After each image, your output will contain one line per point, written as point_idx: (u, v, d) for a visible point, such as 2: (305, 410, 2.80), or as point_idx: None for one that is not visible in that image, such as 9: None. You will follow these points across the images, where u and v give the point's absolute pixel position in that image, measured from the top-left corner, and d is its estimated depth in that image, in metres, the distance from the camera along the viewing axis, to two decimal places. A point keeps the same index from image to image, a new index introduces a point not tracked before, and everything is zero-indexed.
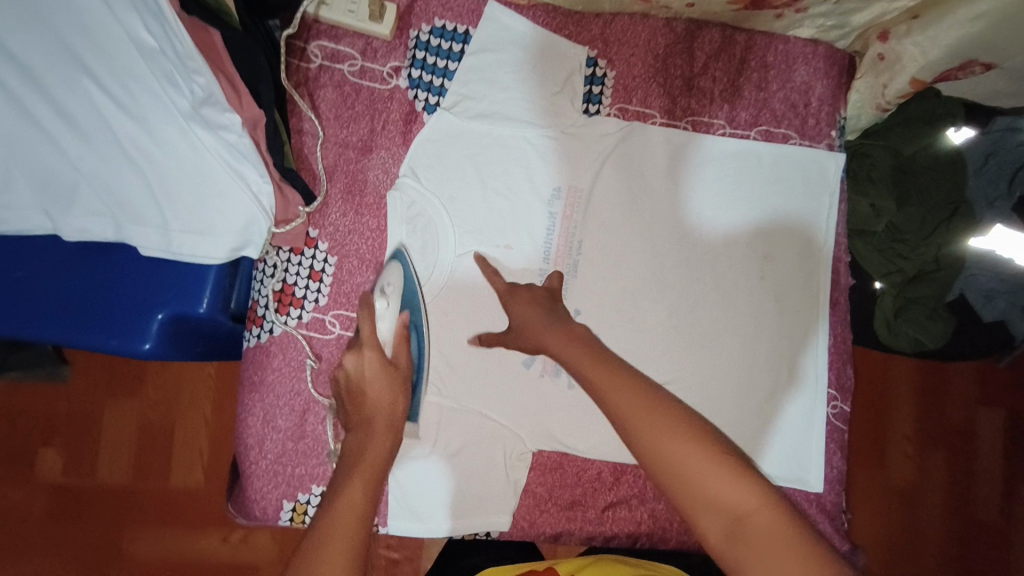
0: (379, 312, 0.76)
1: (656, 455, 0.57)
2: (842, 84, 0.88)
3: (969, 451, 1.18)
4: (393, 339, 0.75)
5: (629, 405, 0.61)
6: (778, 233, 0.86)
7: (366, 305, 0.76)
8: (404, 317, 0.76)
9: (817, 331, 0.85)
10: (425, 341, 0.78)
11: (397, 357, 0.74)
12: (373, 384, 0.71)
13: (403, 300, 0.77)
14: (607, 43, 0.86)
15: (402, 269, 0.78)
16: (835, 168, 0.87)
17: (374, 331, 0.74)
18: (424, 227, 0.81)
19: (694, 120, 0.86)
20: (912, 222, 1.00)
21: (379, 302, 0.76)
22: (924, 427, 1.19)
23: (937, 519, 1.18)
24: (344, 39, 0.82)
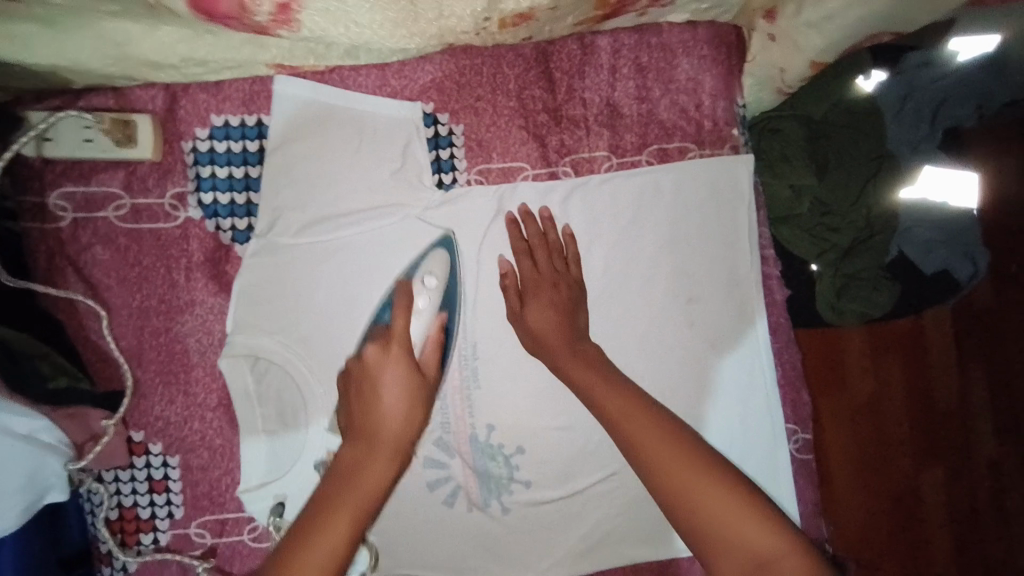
0: (417, 306, 0.63)
1: (663, 473, 0.53)
2: (733, 69, 0.73)
3: (918, 349, 1.01)
4: (426, 343, 0.62)
5: (636, 426, 0.57)
6: (699, 270, 0.73)
7: (404, 294, 0.63)
8: (441, 320, 0.64)
9: (763, 367, 0.74)
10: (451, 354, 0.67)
11: (427, 365, 0.62)
12: (390, 378, 0.59)
13: (443, 298, 0.64)
14: (444, 90, 0.67)
15: (448, 259, 0.65)
16: (747, 174, 0.73)
17: (408, 328, 0.62)
18: (280, 389, 0.65)
19: (573, 160, 0.71)
20: (837, 191, 0.88)
21: (418, 296, 0.63)
22: (872, 336, 1.01)
23: (905, 430, 1.00)
24: (95, 176, 0.62)
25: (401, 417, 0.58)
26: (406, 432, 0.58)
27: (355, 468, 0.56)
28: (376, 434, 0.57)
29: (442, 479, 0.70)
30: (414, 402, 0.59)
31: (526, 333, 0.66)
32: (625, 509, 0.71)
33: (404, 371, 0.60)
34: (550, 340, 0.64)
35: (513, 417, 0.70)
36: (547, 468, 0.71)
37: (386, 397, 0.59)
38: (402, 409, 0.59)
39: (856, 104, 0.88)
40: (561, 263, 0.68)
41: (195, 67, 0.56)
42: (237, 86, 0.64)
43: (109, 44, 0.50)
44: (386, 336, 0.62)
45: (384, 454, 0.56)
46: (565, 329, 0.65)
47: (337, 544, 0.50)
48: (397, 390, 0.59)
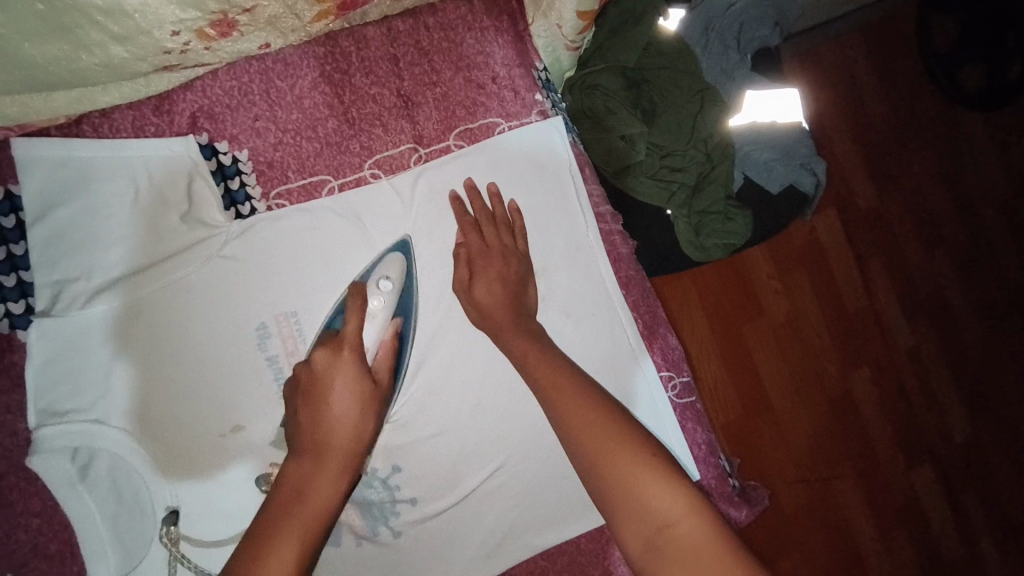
0: (372, 310, 0.62)
1: (589, 453, 0.52)
2: (519, 36, 0.71)
3: (817, 258, 1.03)
4: (380, 349, 0.62)
5: (563, 397, 0.57)
6: (537, 241, 0.71)
7: (355, 296, 0.62)
8: (396, 326, 0.63)
9: (624, 321, 0.74)
10: (405, 352, 0.66)
11: (379, 371, 0.61)
12: (340, 385, 0.57)
13: (397, 302, 0.64)
14: (217, 117, 0.63)
15: (404, 262, 0.65)
16: (561, 137, 0.72)
17: (361, 325, 0.61)
18: (109, 473, 0.59)
19: (377, 160, 0.67)
20: (669, 130, 0.89)
21: (375, 299, 0.63)
22: (772, 256, 1.02)
23: (823, 338, 1.02)
24: None
25: (349, 421, 0.56)
26: (360, 429, 0.57)
27: (304, 483, 0.53)
28: (326, 445, 0.55)
29: None
30: (366, 404, 0.58)
31: (472, 307, 0.65)
32: (519, 501, 0.69)
33: (354, 376, 0.58)
34: (499, 320, 0.63)
35: (380, 437, 0.67)
36: (428, 480, 0.68)
37: (337, 395, 0.57)
38: (353, 408, 0.57)
39: (664, 45, 0.90)
40: (508, 237, 0.67)
41: None
42: None
43: None
44: (335, 341, 0.60)
45: (335, 463, 0.55)
46: (510, 303, 0.64)
47: (296, 551, 0.49)
48: (348, 400, 0.57)
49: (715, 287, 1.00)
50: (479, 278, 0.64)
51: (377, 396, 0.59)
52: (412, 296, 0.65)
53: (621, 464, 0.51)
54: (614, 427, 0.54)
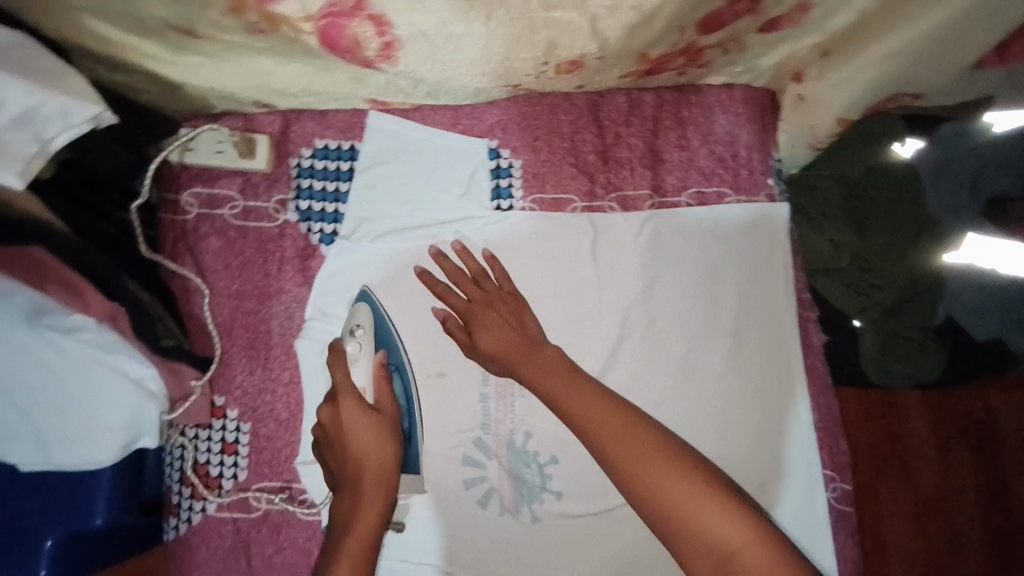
0: (351, 356, 0.71)
1: (632, 470, 0.58)
2: (766, 126, 0.80)
3: (988, 438, 0.98)
4: (372, 388, 0.70)
5: (599, 425, 0.62)
6: (732, 304, 0.79)
7: (336, 353, 0.71)
8: (381, 358, 0.71)
9: (797, 406, 0.78)
10: (410, 389, 0.73)
11: (380, 404, 0.70)
12: (355, 426, 0.68)
13: (375, 343, 0.72)
14: (508, 131, 0.78)
15: (370, 311, 0.72)
16: (782, 221, 0.79)
17: (346, 377, 0.70)
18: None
19: (619, 197, 0.79)
20: (878, 249, 0.91)
21: (351, 345, 0.71)
22: (937, 419, 0.99)
23: (972, 523, 0.97)
24: (219, 181, 0.75)
25: (377, 453, 0.67)
26: (383, 454, 0.68)
27: (356, 506, 0.65)
28: (360, 464, 0.67)
29: (479, 479, 0.75)
30: (379, 433, 0.68)
31: (482, 357, 0.72)
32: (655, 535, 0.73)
33: (360, 415, 0.68)
34: (512, 361, 0.69)
35: (552, 427, 0.75)
36: (581, 483, 0.74)
37: (357, 435, 0.67)
38: (371, 443, 0.67)
39: (895, 170, 0.91)
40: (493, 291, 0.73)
41: (309, 97, 0.67)
42: (340, 116, 0.76)
43: (251, 74, 0.62)
44: (334, 398, 0.69)
45: (374, 484, 0.66)
46: (516, 346, 0.70)
47: (353, 569, 0.61)
48: (357, 430, 0.67)
49: (866, 428, 1.00)
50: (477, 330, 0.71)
51: (387, 425, 0.69)
52: (391, 333, 0.73)
53: (665, 490, 0.56)
54: (661, 452, 0.58)
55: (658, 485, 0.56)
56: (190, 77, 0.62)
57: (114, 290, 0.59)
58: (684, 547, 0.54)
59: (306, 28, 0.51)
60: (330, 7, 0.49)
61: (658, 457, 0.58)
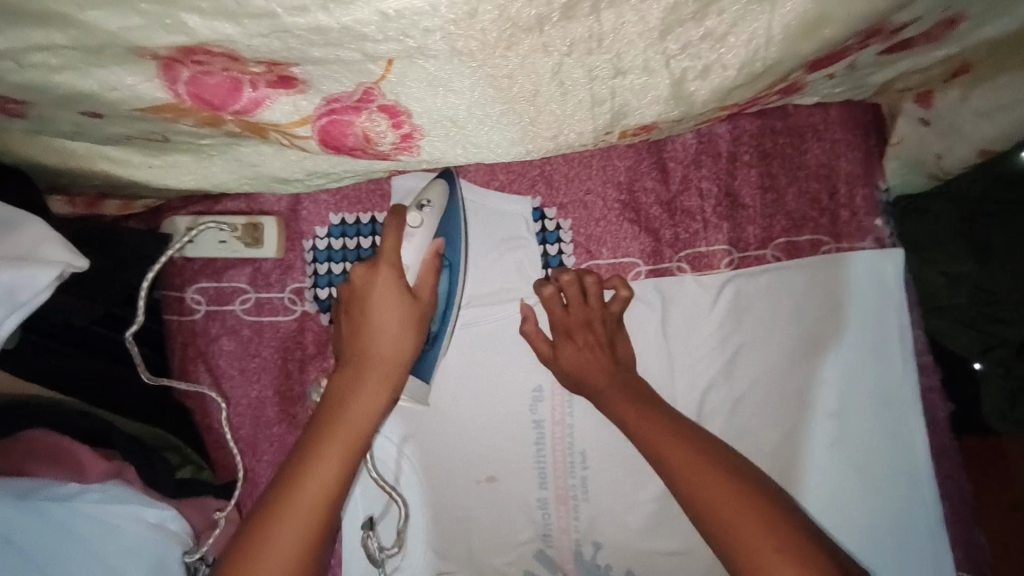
0: (411, 228, 0.58)
1: (700, 492, 0.53)
2: (870, 150, 0.65)
3: None
4: (422, 267, 0.59)
5: (669, 446, 0.55)
6: (839, 376, 0.63)
7: (394, 215, 0.59)
8: (436, 248, 0.60)
9: (926, 499, 0.62)
10: (456, 286, 0.63)
11: (421, 290, 0.59)
12: (381, 299, 0.57)
13: (439, 225, 0.60)
14: (553, 185, 0.65)
15: (447, 189, 0.61)
16: (895, 271, 0.64)
17: (398, 248, 0.58)
18: (402, 475, 0.66)
19: (690, 255, 0.65)
20: (1009, 279, 0.69)
21: (413, 215, 0.58)
22: None
23: None
24: (226, 273, 0.66)
25: (395, 338, 0.57)
26: (399, 346, 0.58)
27: (349, 388, 0.56)
28: (366, 351, 0.57)
29: None
30: (407, 321, 0.58)
31: (563, 375, 0.62)
32: None
33: (393, 287, 0.57)
34: (591, 381, 0.61)
35: (626, 537, 0.63)
36: None
37: (380, 317, 0.57)
38: (395, 329, 0.57)
39: None
40: (595, 297, 0.62)
41: (319, 178, 0.55)
42: (355, 187, 0.66)
43: (246, 165, 0.51)
44: (373, 257, 0.59)
45: (376, 375, 0.57)
46: (607, 364, 0.61)
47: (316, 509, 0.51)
48: (389, 306, 0.57)
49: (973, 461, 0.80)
50: (563, 344, 0.62)
51: (419, 314, 0.59)
52: (457, 221, 0.62)
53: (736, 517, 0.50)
54: (724, 473, 0.54)
55: (730, 514, 0.51)
56: (175, 178, 0.51)
57: (110, 441, 0.53)
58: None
59: (303, 132, 0.40)
60: (327, 104, 0.38)
61: (724, 478, 0.53)
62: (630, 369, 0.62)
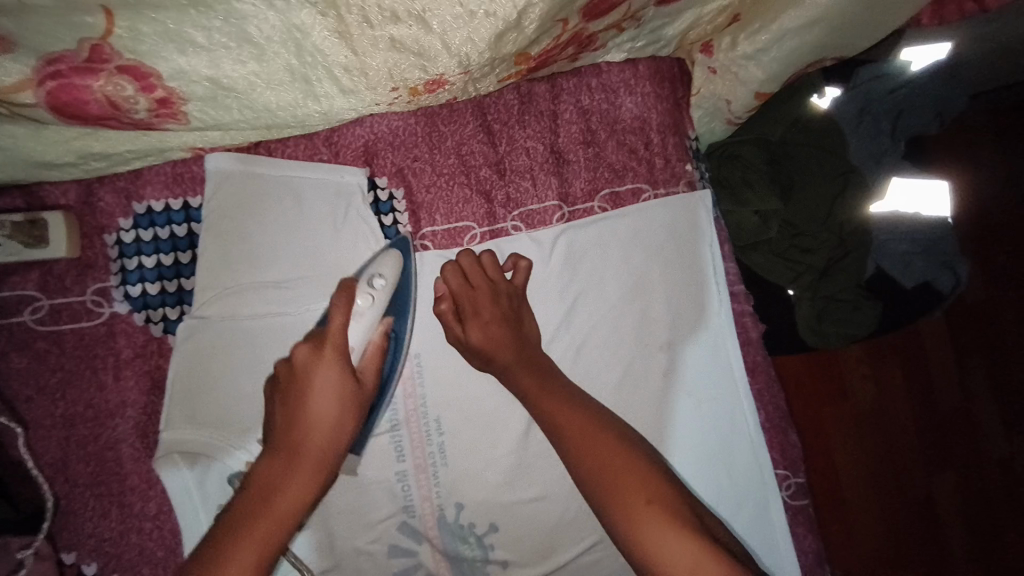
0: (357, 308, 0.57)
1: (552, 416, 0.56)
2: (679, 102, 0.70)
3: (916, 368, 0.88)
4: (368, 349, 0.58)
5: (533, 385, 0.59)
6: (669, 312, 0.68)
7: (345, 291, 0.58)
8: (384, 327, 0.59)
9: (742, 412, 0.70)
10: (399, 364, 0.62)
11: (364, 372, 0.57)
12: (323, 382, 0.54)
13: (390, 302, 0.60)
14: (380, 154, 0.64)
15: (400, 263, 0.61)
16: (704, 211, 0.70)
17: (345, 328, 0.57)
18: None
19: (522, 214, 0.67)
20: (805, 212, 0.83)
21: (363, 296, 0.58)
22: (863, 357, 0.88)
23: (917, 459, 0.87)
24: (8, 280, 0.58)
25: (330, 430, 0.53)
26: (336, 435, 0.53)
27: (275, 482, 0.50)
28: (300, 448, 0.51)
29: (411, 568, 0.64)
30: (347, 407, 0.54)
31: (475, 355, 0.61)
32: None
33: (337, 375, 0.54)
34: (501, 358, 0.60)
35: (491, 493, 0.64)
36: (526, 544, 0.64)
37: (318, 402, 0.53)
38: (335, 415, 0.53)
39: (812, 122, 0.83)
40: (497, 274, 0.63)
41: (96, 161, 0.53)
42: (157, 169, 0.60)
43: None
44: (320, 337, 0.56)
45: (308, 472, 0.51)
46: (513, 339, 0.61)
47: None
48: (328, 392, 0.53)
49: (801, 381, 0.88)
50: (472, 326, 0.61)
51: (365, 398, 0.56)
52: (409, 294, 0.62)
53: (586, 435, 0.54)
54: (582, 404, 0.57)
55: (578, 426, 0.55)
56: None
57: None
58: (610, 518, 0.50)
59: (26, 98, 0.43)
60: (48, 65, 0.42)
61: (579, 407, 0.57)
62: (535, 345, 0.63)
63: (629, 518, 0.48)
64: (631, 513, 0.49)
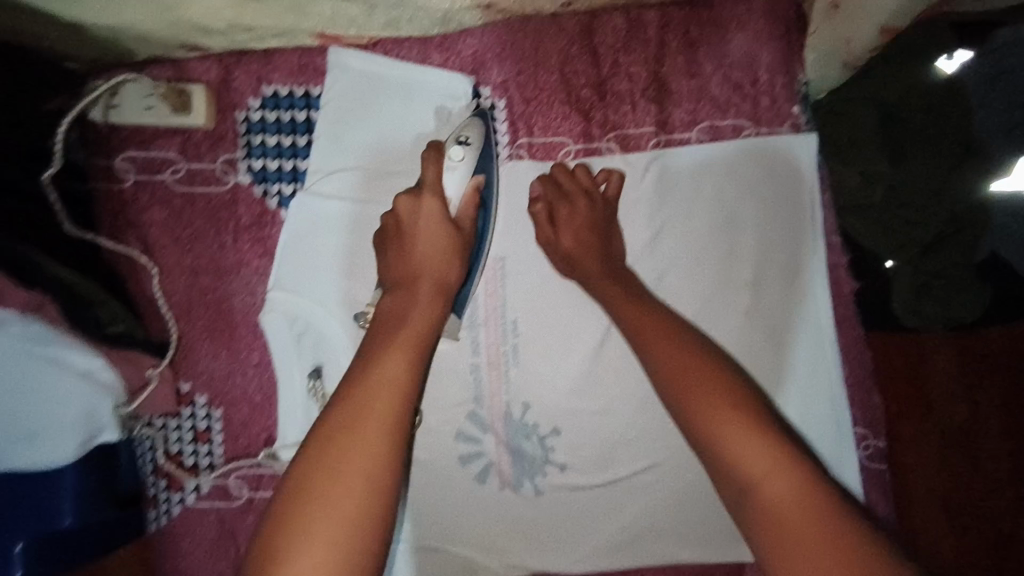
0: (450, 162, 0.61)
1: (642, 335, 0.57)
2: (792, 44, 0.69)
3: None
4: (461, 198, 0.61)
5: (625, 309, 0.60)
6: (756, 250, 0.68)
7: (436, 145, 0.61)
8: (476, 184, 0.61)
9: (821, 362, 0.68)
10: (490, 225, 0.64)
11: (461, 221, 0.60)
12: (425, 227, 0.59)
13: (480, 161, 0.62)
14: (488, 64, 0.68)
15: (483, 126, 0.63)
16: (806, 153, 0.68)
17: (440, 179, 0.60)
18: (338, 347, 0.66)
19: (617, 136, 0.68)
20: (919, 178, 0.73)
21: (454, 150, 0.61)
22: None
23: None
24: (155, 142, 0.66)
25: (439, 264, 0.58)
26: (444, 268, 0.58)
27: (373, 360, 0.51)
28: (416, 275, 0.57)
29: (475, 454, 0.67)
30: (450, 248, 0.59)
31: (561, 258, 0.64)
32: (666, 497, 0.67)
33: (438, 214, 0.59)
34: (586, 265, 0.62)
35: (559, 397, 0.67)
36: (586, 451, 0.67)
37: (425, 245, 0.58)
38: (440, 251, 0.58)
39: (937, 84, 0.72)
40: (590, 182, 0.65)
41: (241, 33, 0.61)
42: (287, 59, 0.67)
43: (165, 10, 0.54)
44: (418, 187, 0.61)
45: (427, 299, 0.56)
46: (600, 250, 0.63)
47: (383, 439, 0.46)
48: (434, 234, 0.58)
49: (901, 374, 0.79)
50: (562, 228, 0.63)
51: (463, 242, 0.60)
52: (494, 159, 0.64)
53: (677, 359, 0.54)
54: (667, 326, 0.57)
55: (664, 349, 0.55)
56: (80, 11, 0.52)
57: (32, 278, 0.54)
58: (710, 457, 0.49)
59: None
60: None
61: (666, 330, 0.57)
62: (620, 261, 0.64)
63: (722, 438, 0.48)
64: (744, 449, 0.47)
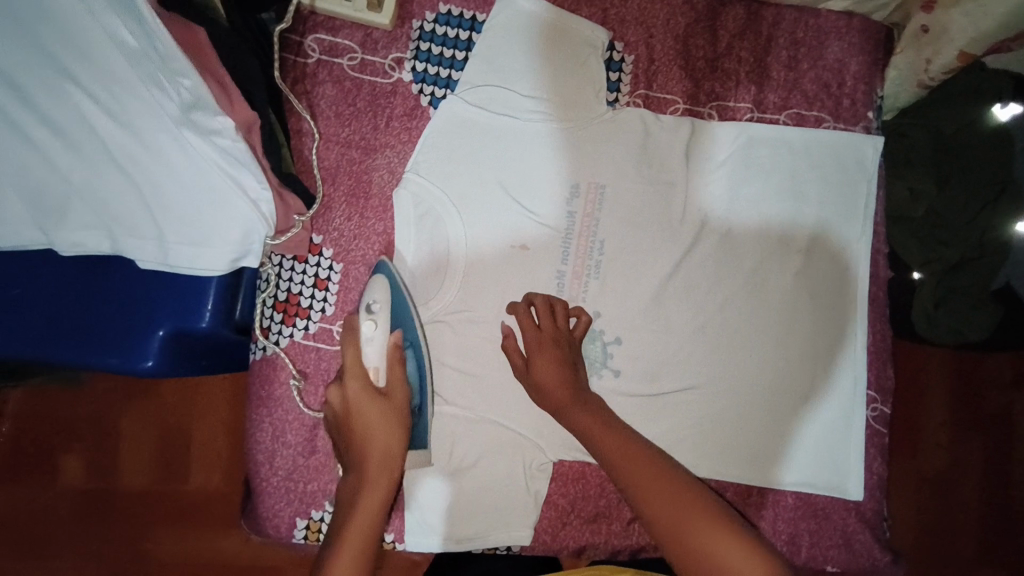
0: (365, 334, 0.70)
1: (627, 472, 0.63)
2: (878, 60, 0.81)
3: (1002, 436, 0.96)
4: (384, 366, 0.70)
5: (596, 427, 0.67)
6: (817, 225, 0.79)
7: (351, 327, 0.71)
8: (398, 336, 0.71)
9: (854, 329, 0.79)
10: (423, 364, 0.73)
11: (391, 389, 0.69)
12: (366, 415, 0.68)
13: (392, 316, 0.72)
14: (623, 24, 0.80)
15: (388, 281, 0.73)
16: (873, 153, 0.80)
17: (357, 358, 0.70)
18: (450, 232, 0.77)
19: (718, 106, 0.81)
20: (955, 206, 0.85)
21: (366, 324, 0.70)
22: (955, 409, 0.97)
23: (976, 503, 0.95)
24: (342, 31, 0.78)
25: (379, 416, 0.68)
26: (388, 436, 0.67)
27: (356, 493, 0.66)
28: (363, 460, 0.66)
29: None
30: (393, 418, 0.68)
31: (530, 384, 0.72)
32: (699, 420, 0.78)
33: (361, 393, 0.68)
34: (560, 401, 0.69)
35: (628, 313, 0.78)
36: (640, 363, 0.78)
37: (370, 429, 0.67)
38: (381, 424, 0.67)
39: (987, 132, 0.84)
40: (563, 321, 0.74)
41: None
42: None
43: None
44: (342, 372, 0.70)
45: (375, 473, 0.66)
46: (569, 382, 0.70)
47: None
48: (370, 412, 0.68)
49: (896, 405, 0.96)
50: (539, 361, 0.71)
51: (398, 408, 0.69)
52: (404, 298, 0.74)
53: (661, 504, 0.59)
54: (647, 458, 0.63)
55: (648, 496, 0.60)
56: None
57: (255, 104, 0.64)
58: (672, 544, 0.57)
59: None
60: None
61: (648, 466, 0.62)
62: None
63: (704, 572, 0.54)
64: (697, 537, 0.56)
